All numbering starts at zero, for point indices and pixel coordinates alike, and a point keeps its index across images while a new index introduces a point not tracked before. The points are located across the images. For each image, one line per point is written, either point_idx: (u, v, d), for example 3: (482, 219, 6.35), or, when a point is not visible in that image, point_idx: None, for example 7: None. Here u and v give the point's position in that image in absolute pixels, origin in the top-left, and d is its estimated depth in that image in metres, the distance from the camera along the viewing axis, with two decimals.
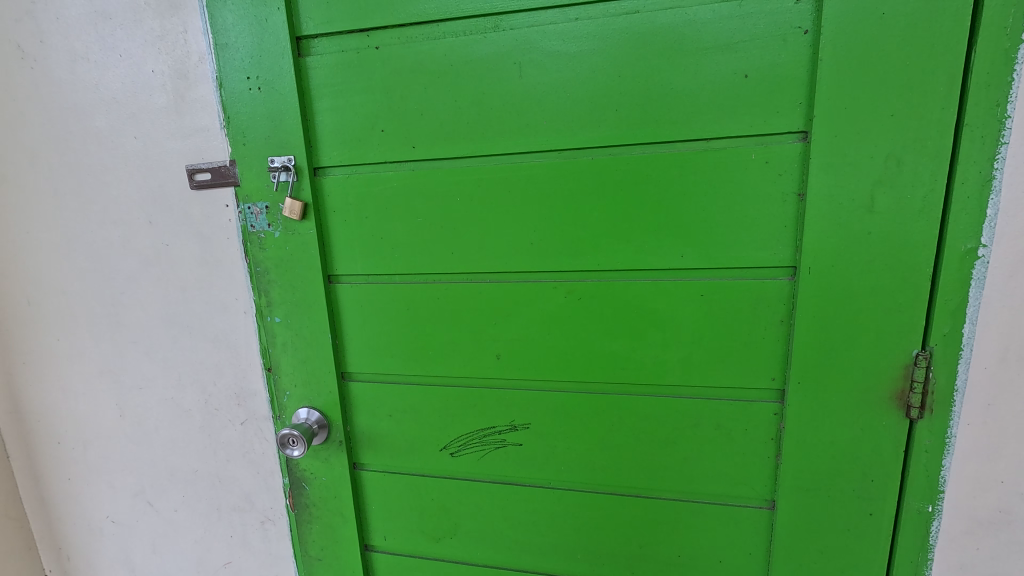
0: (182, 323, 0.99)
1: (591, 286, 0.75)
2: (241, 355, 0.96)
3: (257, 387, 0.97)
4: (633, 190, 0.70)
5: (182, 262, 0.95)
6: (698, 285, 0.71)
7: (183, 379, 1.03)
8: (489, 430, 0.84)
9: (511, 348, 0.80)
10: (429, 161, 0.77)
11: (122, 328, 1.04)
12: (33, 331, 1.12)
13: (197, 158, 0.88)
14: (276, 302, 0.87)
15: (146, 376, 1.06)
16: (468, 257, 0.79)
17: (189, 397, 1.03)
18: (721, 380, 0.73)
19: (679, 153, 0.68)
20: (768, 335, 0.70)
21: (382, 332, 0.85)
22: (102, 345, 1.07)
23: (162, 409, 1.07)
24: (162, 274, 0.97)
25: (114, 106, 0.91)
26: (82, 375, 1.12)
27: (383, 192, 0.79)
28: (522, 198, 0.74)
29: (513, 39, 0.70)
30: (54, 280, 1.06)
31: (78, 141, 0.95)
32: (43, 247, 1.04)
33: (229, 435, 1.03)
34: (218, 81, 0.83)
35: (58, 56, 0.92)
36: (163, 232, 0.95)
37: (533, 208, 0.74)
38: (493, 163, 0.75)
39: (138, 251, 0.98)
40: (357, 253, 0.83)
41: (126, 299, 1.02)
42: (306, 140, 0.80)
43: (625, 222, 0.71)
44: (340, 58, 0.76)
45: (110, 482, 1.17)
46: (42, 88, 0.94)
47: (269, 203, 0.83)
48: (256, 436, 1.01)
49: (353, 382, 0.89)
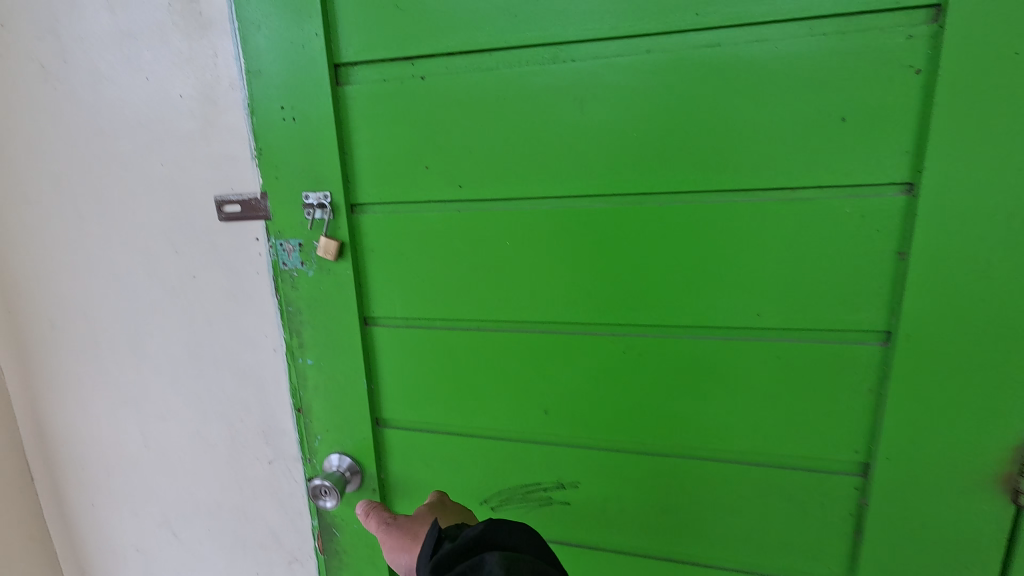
0: (207, 357, 0.95)
1: (652, 343, 0.68)
2: (270, 392, 0.92)
3: (286, 426, 0.92)
4: (705, 241, 0.63)
5: (208, 294, 0.90)
6: (774, 346, 0.64)
7: (208, 413, 0.99)
8: (533, 486, 0.79)
9: (561, 403, 0.74)
10: (476, 202, 0.71)
11: (146, 358, 1.00)
12: (56, 355, 1.09)
13: (226, 188, 0.83)
14: (308, 343, 0.82)
15: (170, 407, 1.02)
16: (517, 305, 0.72)
17: (214, 431, 0.99)
18: (796, 447, 0.66)
19: (759, 203, 0.61)
20: (854, 403, 0.63)
21: (421, 379, 0.80)
22: (126, 372, 1.04)
23: (187, 441, 1.03)
24: (189, 305, 0.93)
25: (139, 130, 0.86)
26: (104, 402, 1.08)
27: (425, 233, 0.74)
28: (579, 245, 0.68)
29: (575, 73, 0.63)
30: (78, 304, 1.02)
31: (101, 165, 0.90)
32: (67, 272, 1.00)
33: (255, 472, 0.99)
34: (249, 108, 0.77)
35: (82, 77, 0.87)
36: (189, 262, 0.90)
37: (589, 256, 0.68)
38: (544, 206, 0.68)
39: (163, 281, 0.93)
40: (396, 295, 0.77)
41: (150, 328, 0.98)
42: (344, 175, 0.74)
43: (697, 276, 0.65)
44: (382, 88, 0.70)
45: (133, 511, 1.14)
46: (65, 109, 0.90)
47: (303, 241, 0.78)
48: (284, 475, 0.96)
49: (388, 429, 0.84)
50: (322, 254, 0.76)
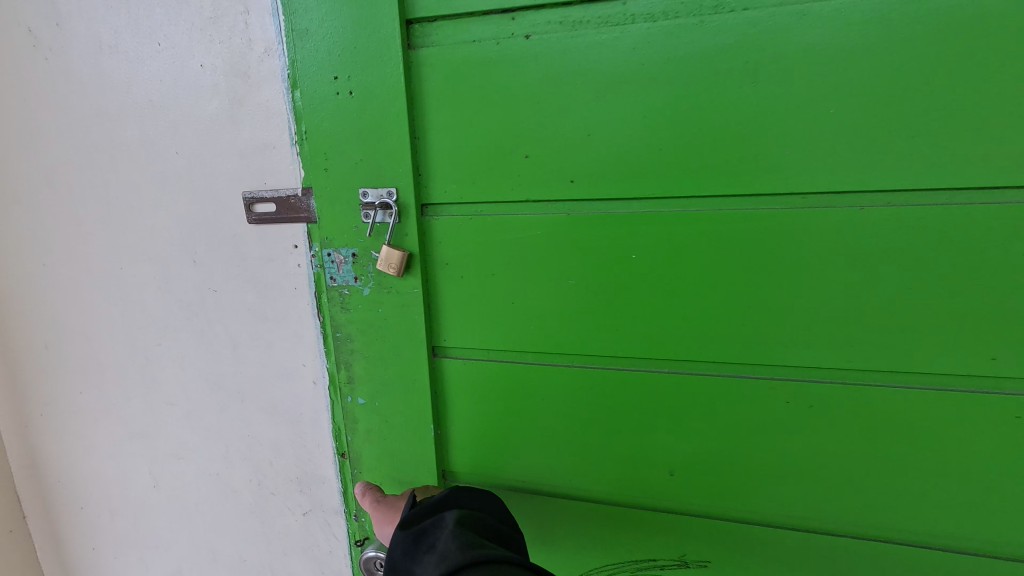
0: (231, 389, 0.78)
1: (826, 390, 0.53)
2: (307, 434, 0.75)
3: (327, 474, 0.76)
4: (827, 258, 0.50)
5: (233, 314, 0.74)
6: (1002, 400, 0.49)
7: (231, 454, 0.82)
8: (646, 560, 0.63)
9: (692, 461, 0.58)
10: (591, 204, 0.55)
11: (158, 388, 0.84)
12: (52, 378, 0.93)
13: (258, 183, 0.67)
14: (360, 379, 0.66)
15: (187, 445, 0.86)
16: (640, 338, 0.56)
17: (237, 475, 0.83)
18: (917, 517, 0.54)
19: (1001, 211, 0.45)
20: (1010, 468, 0.50)
21: (505, 425, 0.64)
22: (132, 402, 0.87)
23: (206, 484, 0.87)
24: (211, 326, 0.76)
25: (149, 111, 0.70)
26: (108, 435, 0.92)
27: (519, 243, 0.57)
28: (720, 263, 0.52)
29: (747, 29, 0.46)
30: (75, 321, 0.86)
31: (103, 155, 0.74)
32: (63, 282, 0.84)
33: (286, 525, 0.83)
34: (290, 82, 0.61)
35: (81, 45, 0.70)
36: (210, 275, 0.74)
37: (734, 276, 0.52)
38: (673, 209, 0.52)
39: (180, 297, 0.77)
40: (475, 320, 0.61)
41: (161, 352, 0.81)
42: (414, 167, 0.57)
43: (819, 300, 0.51)
44: (469, 51, 0.53)
45: (141, 559, 0.98)
46: (59, 87, 0.73)
47: (358, 251, 0.61)
48: (322, 531, 0.80)
49: (456, 484, 0.68)
50: (383, 266, 0.58)
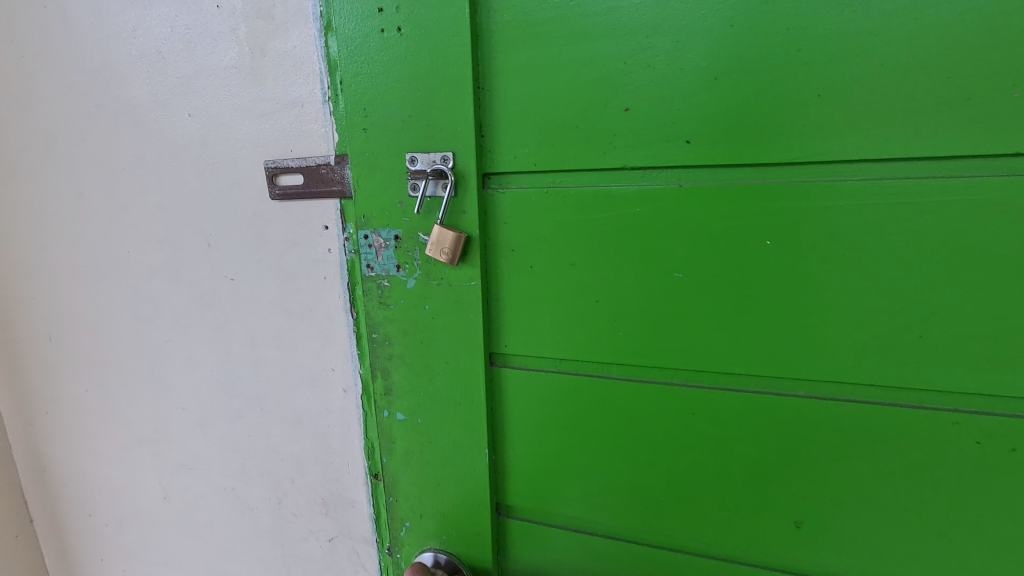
0: (247, 395, 0.67)
1: None
2: (334, 450, 0.64)
3: (357, 497, 0.65)
4: (853, 245, 0.40)
5: (251, 307, 0.63)
6: None
7: (244, 471, 0.70)
8: None
9: (828, 509, 0.45)
10: (708, 173, 0.42)
11: (163, 395, 0.72)
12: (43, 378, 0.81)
13: (282, 152, 0.56)
14: (399, 390, 0.54)
15: (191, 462, 0.74)
16: (766, 348, 0.43)
17: (252, 497, 0.71)
18: None
19: None
20: None
21: (579, 453, 0.51)
22: (132, 410, 0.76)
23: (210, 507, 0.75)
24: (225, 320, 0.65)
25: (158, 63, 0.59)
26: (104, 447, 0.80)
27: (609, 223, 0.44)
28: (889, 251, 0.39)
29: None
30: (72, 311, 0.75)
31: (104, 117, 0.63)
32: (60, 264, 0.72)
33: (307, 554, 0.71)
34: (324, 25, 0.51)
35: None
36: (225, 260, 0.62)
37: (907, 270, 0.39)
38: (824, 179, 0.39)
39: (188, 285, 0.65)
40: (543, 320, 0.49)
41: (167, 351, 0.70)
42: (477, 124, 0.45)
43: (857, 298, 0.41)
44: None
45: None
46: (59, 37, 0.63)
47: (401, 232, 0.49)
48: (349, 563, 0.68)
49: (513, 521, 0.56)
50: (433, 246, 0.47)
